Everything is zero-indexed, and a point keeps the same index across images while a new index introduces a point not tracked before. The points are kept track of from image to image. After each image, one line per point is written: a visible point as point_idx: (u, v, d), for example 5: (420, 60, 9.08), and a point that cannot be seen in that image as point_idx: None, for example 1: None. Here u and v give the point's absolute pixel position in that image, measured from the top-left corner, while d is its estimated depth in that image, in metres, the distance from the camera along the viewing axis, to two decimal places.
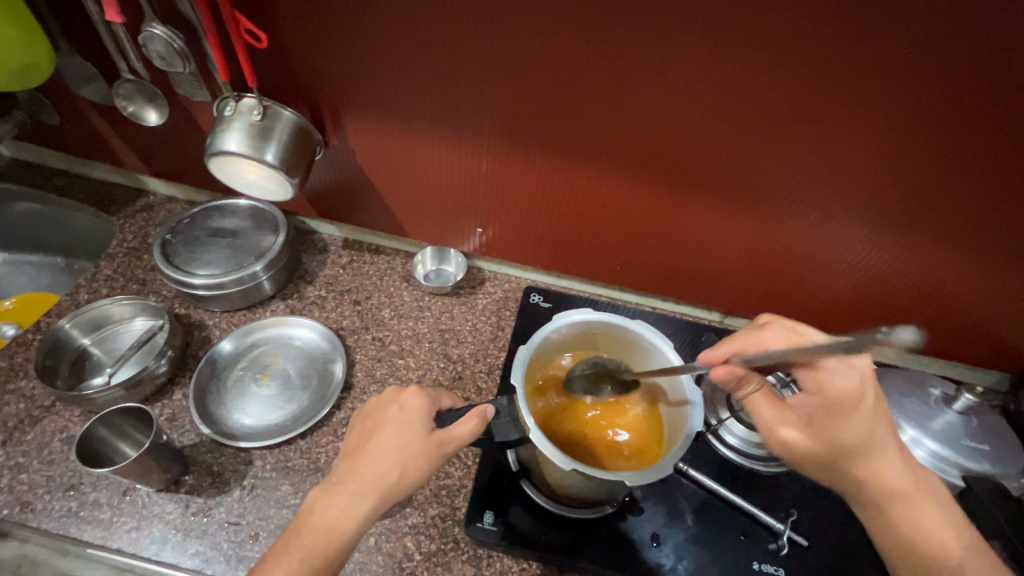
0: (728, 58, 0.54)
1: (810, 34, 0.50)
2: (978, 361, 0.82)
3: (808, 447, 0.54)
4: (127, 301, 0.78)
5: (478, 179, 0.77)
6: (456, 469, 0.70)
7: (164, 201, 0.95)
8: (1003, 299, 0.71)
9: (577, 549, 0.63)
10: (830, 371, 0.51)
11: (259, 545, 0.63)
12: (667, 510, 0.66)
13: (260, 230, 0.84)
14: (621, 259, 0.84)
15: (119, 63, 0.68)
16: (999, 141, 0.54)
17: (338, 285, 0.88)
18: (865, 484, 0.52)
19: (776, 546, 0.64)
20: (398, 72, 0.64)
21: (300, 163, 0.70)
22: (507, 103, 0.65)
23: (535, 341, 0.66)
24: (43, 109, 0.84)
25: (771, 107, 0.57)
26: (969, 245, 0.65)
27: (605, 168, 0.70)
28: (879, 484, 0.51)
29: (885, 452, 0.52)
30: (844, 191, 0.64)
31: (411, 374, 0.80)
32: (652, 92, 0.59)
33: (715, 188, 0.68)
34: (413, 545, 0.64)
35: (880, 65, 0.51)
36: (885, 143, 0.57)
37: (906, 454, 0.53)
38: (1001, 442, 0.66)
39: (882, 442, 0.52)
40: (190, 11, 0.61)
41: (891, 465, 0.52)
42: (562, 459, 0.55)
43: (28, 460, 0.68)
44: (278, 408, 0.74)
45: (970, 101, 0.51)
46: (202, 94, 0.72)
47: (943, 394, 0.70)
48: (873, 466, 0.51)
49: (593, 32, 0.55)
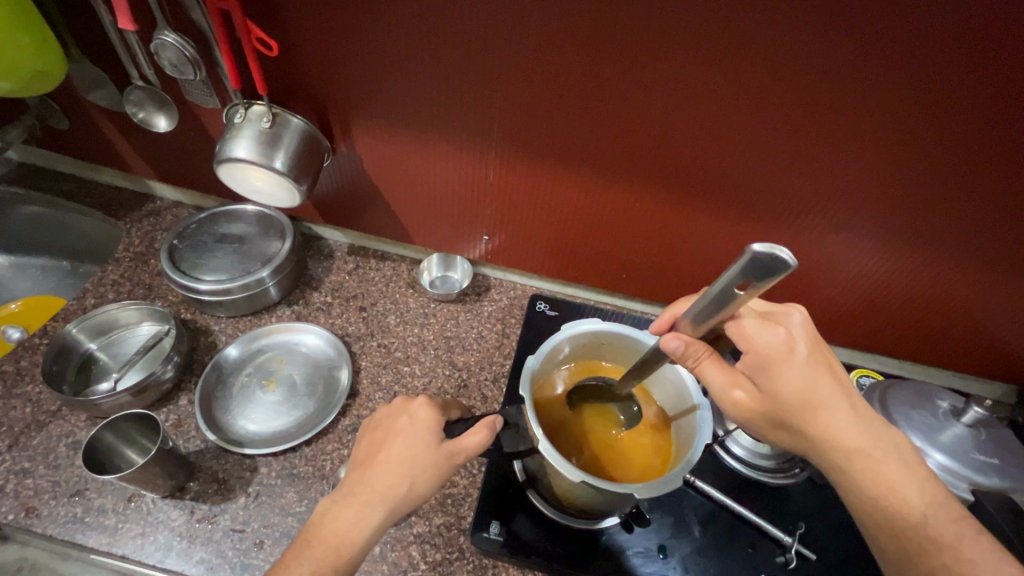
0: (739, 70, 0.54)
1: (821, 47, 0.50)
2: (984, 374, 0.82)
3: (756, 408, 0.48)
4: (135, 307, 0.78)
5: (486, 187, 0.77)
6: (461, 478, 0.70)
7: (171, 206, 0.95)
8: (1011, 312, 0.71)
9: (584, 559, 0.63)
10: (749, 326, 0.47)
11: (265, 553, 0.63)
12: (673, 522, 0.66)
13: (267, 236, 0.84)
14: (627, 268, 0.84)
15: (130, 70, 0.68)
16: (1010, 154, 0.54)
17: (344, 291, 0.88)
18: (822, 442, 0.46)
19: (783, 560, 0.64)
20: (408, 81, 0.65)
21: (308, 170, 0.70)
22: (516, 112, 0.65)
23: (542, 352, 0.66)
24: (52, 114, 0.84)
25: (781, 119, 0.57)
26: (978, 257, 0.65)
27: (613, 178, 0.70)
28: (833, 441, 0.46)
29: (834, 405, 0.46)
30: (852, 202, 0.64)
31: (417, 382, 0.80)
32: (661, 103, 0.59)
33: (723, 198, 0.68)
34: (418, 554, 0.64)
35: (891, 78, 0.51)
36: (894, 156, 0.57)
37: (860, 407, 0.47)
38: (1010, 455, 0.66)
39: (829, 395, 0.46)
40: (202, 19, 0.61)
41: (842, 419, 0.46)
42: (571, 469, 0.54)
43: (33, 465, 0.68)
44: (283, 415, 0.74)
45: (981, 114, 0.51)
46: (212, 101, 0.72)
47: (952, 406, 0.70)
48: (821, 419, 0.46)
49: (603, 43, 0.55)
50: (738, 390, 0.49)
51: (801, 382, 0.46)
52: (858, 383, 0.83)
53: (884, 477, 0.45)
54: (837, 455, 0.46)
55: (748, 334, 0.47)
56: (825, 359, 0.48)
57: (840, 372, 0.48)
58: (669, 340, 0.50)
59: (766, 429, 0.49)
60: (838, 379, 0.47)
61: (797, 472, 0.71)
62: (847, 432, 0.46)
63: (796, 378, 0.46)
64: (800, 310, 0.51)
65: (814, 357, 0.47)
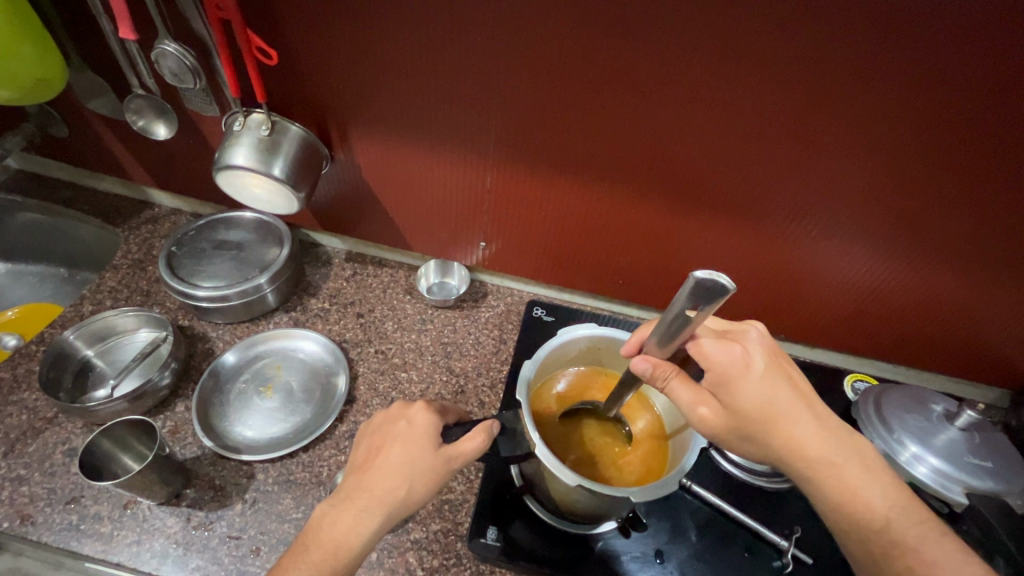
0: (731, 78, 0.55)
1: (810, 55, 0.51)
2: (977, 378, 0.83)
3: (723, 424, 0.49)
4: (132, 313, 0.78)
5: (482, 193, 0.78)
6: (459, 483, 0.70)
7: (169, 213, 0.95)
8: (1003, 316, 0.72)
9: (582, 564, 0.63)
10: (708, 346, 0.48)
11: (261, 560, 0.63)
12: (670, 526, 0.66)
13: (265, 243, 0.84)
14: (624, 274, 0.85)
15: (131, 78, 0.69)
16: (996, 158, 0.55)
17: (341, 297, 0.89)
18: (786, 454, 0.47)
19: (780, 564, 0.64)
20: (406, 89, 0.66)
21: (306, 178, 0.71)
22: (512, 120, 0.66)
23: (540, 356, 0.67)
24: (52, 122, 0.85)
25: (774, 126, 0.58)
26: (968, 262, 0.66)
27: (609, 184, 0.70)
28: (797, 449, 0.47)
29: (795, 415, 0.48)
30: (844, 207, 0.64)
31: (414, 388, 0.80)
32: (656, 110, 0.60)
33: (717, 204, 0.69)
34: (415, 560, 0.64)
35: (879, 86, 0.52)
36: (885, 162, 0.58)
37: (822, 417, 0.49)
38: (1003, 458, 0.66)
39: (788, 405, 0.48)
40: (203, 28, 0.62)
41: (804, 426, 0.48)
42: (567, 473, 0.55)
43: (29, 472, 0.68)
44: (280, 421, 0.74)
45: (966, 120, 0.53)
46: (211, 110, 0.73)
47: (946, 410, 0.70)
48: (784, 428, 0.47)
49: (598, 51, 0.56)
50: (704, 408, 0.49)
51: (762, 396, 0.47)
52: (853, 388, 0.84)
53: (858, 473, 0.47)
54: (805, 462, 0.47)
55: (709, 354, 0.48)
56: (784, 370, 0.50)
57: (799, 382, 0.50)
58: (637, 362, 0.50)
59: (737, 445, 0.49)
60: (796, 389, 0.49)
61: None
62: (810, 440, 0.47)
63: (757, 390, 0.47)
64: (757, 326, 0.52)
65: (771, 367, 0.49)
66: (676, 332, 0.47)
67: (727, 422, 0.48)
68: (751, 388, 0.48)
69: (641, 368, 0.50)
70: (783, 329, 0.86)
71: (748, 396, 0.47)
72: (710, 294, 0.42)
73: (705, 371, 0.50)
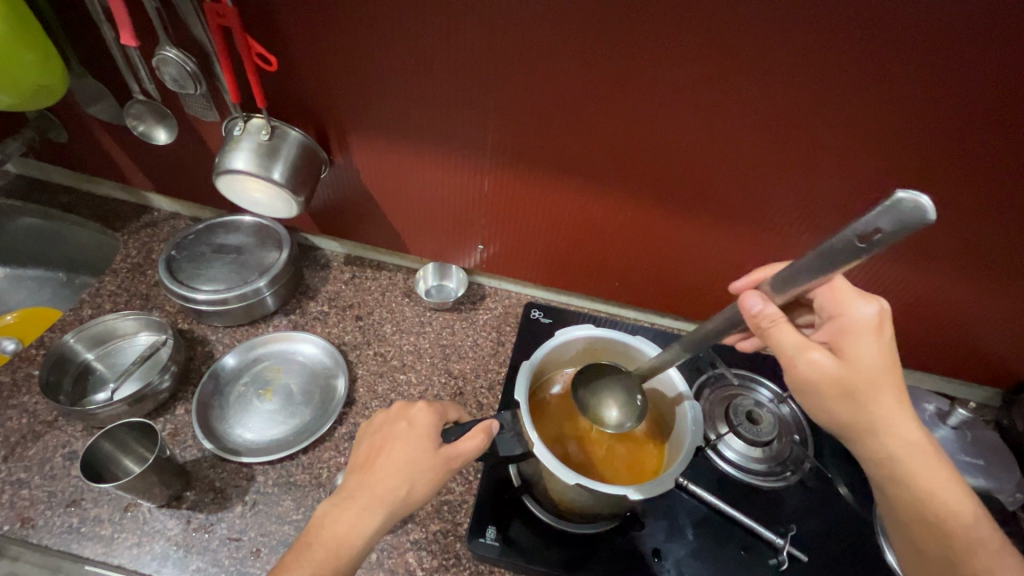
0: (723, 82, 0.56)
1: (800, 60, 0.52)
2: (970, 378, 0.84)
3: (829, 377, 0.45)
4: (132, 317, 0.78)
5: (480, 196, 0.78)
6: (458, 484, 0.70)
7: (168, 217, 0.96)
8: (994, 315, 0.73)
9: (579, 563, 0.64)
10: (843, 291, 0.48)
11: (261, 561, 0.63)
12: (667, 525, 0.67)
13: (264, 246, 0.85)
14: (620, 276, 0.86)
15: (131, 84, 0.69)
16: (983, 160, 0.56)
17: (340, 300, 0.89)
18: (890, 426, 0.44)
19: (776, 562, 0.65)
20: (404, 94, 0.66)
21: (306, 182, 0.72)
22: (509, 124, 0.66)
23: (537, 357, 0.67)
24: (52, 127, 0.85)
25: (766, 129, 0.59)
26: (959, 263, 0.67)
27: (605, 187, 0.71)
28: (898, 431, 0.44)
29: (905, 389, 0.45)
30: (836, 210, 0.66)
31: (413, 389, 0.80)
32: (651, 114, 0.61)
33: (712, 206, 0.70)
34: (414, 560, 0.64)
35: (868, 89, 0.53)
36: (876, 164, 0.59)
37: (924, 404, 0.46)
38: (993, 456, 0.67)
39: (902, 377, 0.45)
40: (204, 35, 0.63)
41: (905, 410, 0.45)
42: (565, 473, 0.56)
43: (30, 475, 0.68)
44: (280, 424, 0.74)
45: (953, 123, 0.54)
46: (211, 115, 0.73)
47: (938, 409, 0.71)
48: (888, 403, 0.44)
49: (593, 57, 0.57)
50: (817, 353, 0.45)
51: (878, 358, 0.45)
52: None
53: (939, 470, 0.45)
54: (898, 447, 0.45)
55: (840, 301, 0.48)
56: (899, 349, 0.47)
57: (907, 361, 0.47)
58: (751, 295, 0.46)
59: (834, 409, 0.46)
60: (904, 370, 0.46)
61: (788, 475, 0.72)
62: (910, 425, 0.45)
63: (878, 356, 0.45)
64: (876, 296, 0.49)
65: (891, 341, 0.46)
66: (825, 269, 0.41)
67: (837, 376, 0.45)
68: (871, 345, 0.45)
69: (754, 302, 0.46)
70: None
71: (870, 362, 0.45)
72: (903, 221, 0.34)
73: (829, 322, 0.48)
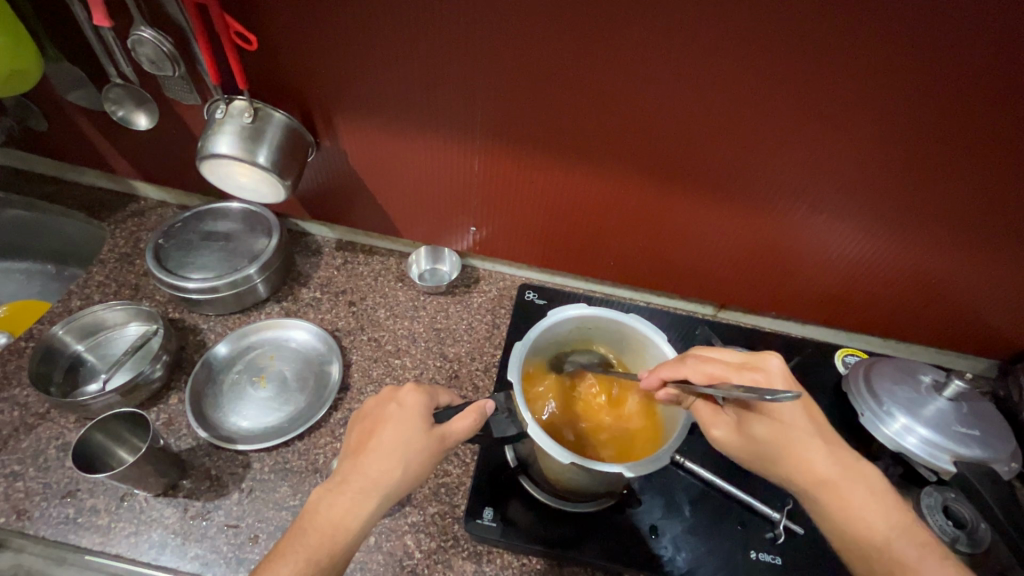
0: (718, 51, 0.54)
1: (794, 28, 0.51)
2: (966, 350, 0.84)
3: (735, 443, 0.57)
4: (121, 307, 0.77)
5: (470, 177, 0.77)
6: (454, 466, 0.70)
7: (155, 206, 0.94)
8: (988, 288, 0.72)
9: (577, 541, 0.64)
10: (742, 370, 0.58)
11: (259, 547, 0.63)
12: (664, 502, 0.67)
13: (254, 233, 0.83)
14: (615, 255, 0.85)
15: (108, 67, 0.68)
16: (985, 129, 0.55)
17: (333, 286, 0.88)
18: (798, 473, 0.53)
19: (772, 535, 0.65)
20: (389, 74, 0.65)
21: (292, 165, 0.70)
22: (497, 102, 0.65)
23: (530, 337, 0.66)
24: (31, 115, 0.83)
25: (761, 102, 0.58)
26: (957, 236, 0.66)
27: (598, 165, 0.70)
28: (808, 466, 0.53)
29: (805, 442, 0.54)
30: (833, 184, 0.65)
31: (408, 373, 0.80)
32: (643, 88, 0.59)
33: (707, 181, 0.69)
34: (413, 543, 0.64)
35: (863, 61, 0.52)
36: (874, 135, 0.58)
37: (835, 449, 0.55)
38: (990, 426, 0.67)
39: (799, 435, 0.55)
40: (179, 14, 0.61)
41: (814, 453, 0.54)
42: (560, 452, 0.55)
43: (24, 467, 0.68)
44: (274, 411, 0.74)
45: (953, 89, 0.52)
46: (192, 98, 0.72)
47: (935, 380, 0.70)
48: (800, 453, 0.54)
49: (581, 29, 0.55)
50: (719, 427, 0.57)
51: (769, 422, 0.55)
52: (844, 362, 0.83)
53: (863, 498, 0.52)
54: (813, 483, 0.53)
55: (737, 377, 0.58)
56: (813, 419, 0.56)
57: (814, 420, 0.56)
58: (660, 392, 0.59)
59: (749, 462, 0.57)
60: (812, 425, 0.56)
61: None
62: (814, 464, 0.53)
63: (770, 416, 0.55)
64: (776, 358, 0.58)
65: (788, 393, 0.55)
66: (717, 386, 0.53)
67: (738, 445, 0.56)
68: (763, 413, 0.56)
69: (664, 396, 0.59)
70: (774, 306, 0.86)
71: (769, 418, 0.55)
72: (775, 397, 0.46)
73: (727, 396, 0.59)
